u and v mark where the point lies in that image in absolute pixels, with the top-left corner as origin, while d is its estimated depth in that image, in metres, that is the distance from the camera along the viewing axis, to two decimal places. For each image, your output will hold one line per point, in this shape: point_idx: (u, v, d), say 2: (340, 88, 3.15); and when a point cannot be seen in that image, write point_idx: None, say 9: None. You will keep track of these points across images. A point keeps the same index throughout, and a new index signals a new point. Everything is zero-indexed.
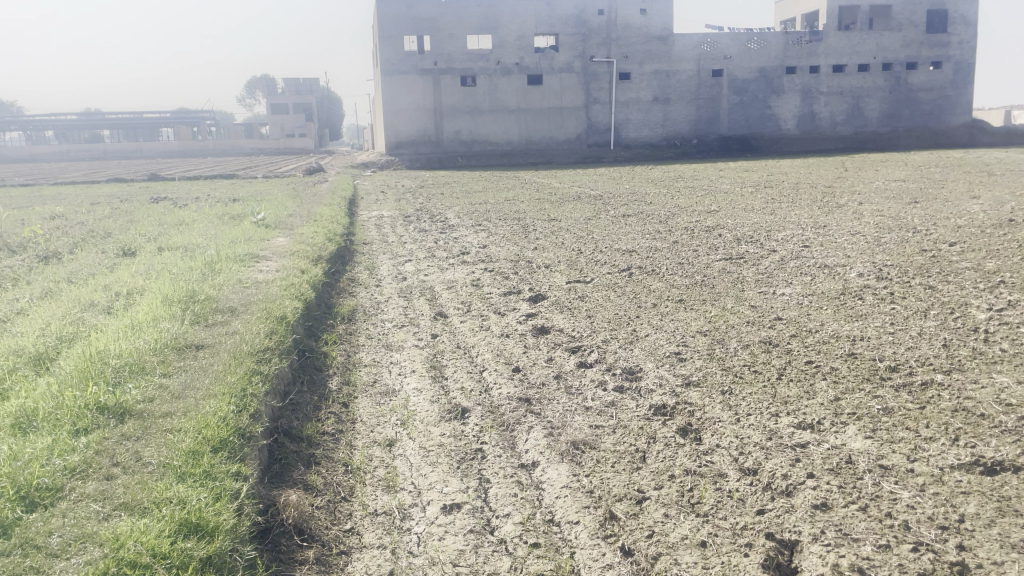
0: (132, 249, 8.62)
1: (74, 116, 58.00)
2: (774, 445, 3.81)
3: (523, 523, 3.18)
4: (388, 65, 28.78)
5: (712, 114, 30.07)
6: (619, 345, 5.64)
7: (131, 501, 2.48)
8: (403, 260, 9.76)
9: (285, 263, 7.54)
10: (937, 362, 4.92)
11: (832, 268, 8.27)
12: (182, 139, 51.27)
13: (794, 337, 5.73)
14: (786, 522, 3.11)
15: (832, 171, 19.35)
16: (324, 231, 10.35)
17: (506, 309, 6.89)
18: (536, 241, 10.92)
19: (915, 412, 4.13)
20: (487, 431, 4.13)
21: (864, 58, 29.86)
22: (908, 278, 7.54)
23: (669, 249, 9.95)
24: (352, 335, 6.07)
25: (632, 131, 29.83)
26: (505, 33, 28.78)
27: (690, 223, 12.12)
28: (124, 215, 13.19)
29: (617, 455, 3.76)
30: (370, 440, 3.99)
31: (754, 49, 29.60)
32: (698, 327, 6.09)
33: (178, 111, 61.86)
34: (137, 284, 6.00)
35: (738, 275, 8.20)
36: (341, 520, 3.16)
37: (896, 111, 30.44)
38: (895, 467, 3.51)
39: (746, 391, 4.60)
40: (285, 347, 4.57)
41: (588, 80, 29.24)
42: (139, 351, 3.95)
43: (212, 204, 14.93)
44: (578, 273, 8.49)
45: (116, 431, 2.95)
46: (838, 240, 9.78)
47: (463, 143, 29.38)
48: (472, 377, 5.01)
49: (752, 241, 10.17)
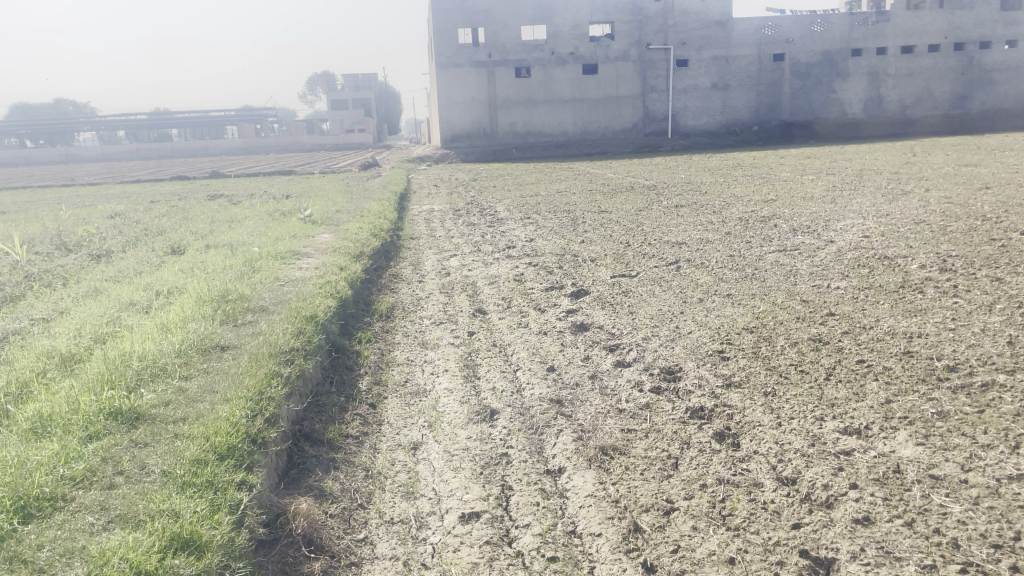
0: (181, 247, 8.74)
1: (143, 117, 59.80)
2: (816, 452, 3.59)
3: (542, 534, 3.05)
4: (442, 59, 28.82)
5: (773, 100, 29.28)
6: (660, 343, 5.45)
7: (127, 513, 2.50)
8: (449, 254, 9.70)
9: (325, 260, 7.53)
10: (1000, 361, 4.59)
11: (892, 259, 7.88)
12: (246, 137, 52.29)
13: (846, 333, 5.45)
14: (822, 537, 2.91)
15: (899, 157, 18.61)
16: (369, 226, 10.36)
17: (547, 305, 6.74)
18: (584, 233, 10.72)
19: (973, 416, 3.84)
20: (515, 434, 4.00)
21: (935, 39, 28.66)
22: (974, 269, 7.14)
23: (721, 240, 9.66)
24: (388, 333, 6.01)
25: (690, 119, 29.24)
26: (559, 23, 28.49)
27: (745, 213, 11.77)
28: (180, 213, 13.42)
29: (647, 461, 3.59)
30: (394, 443, 3.90)
31: (818, 31, 28.59)
32: (745, 324, 5.85)
33: (242, 110, 63.12)
34: (177, 283, 6.05)
35: (792, 268, 7.88)
36: (354, 529, 3.09)
37: (969, 93, 29.20)
38: (946, 477, 3.25)
39: (790, 392, 4.37)
40: (312, 347, 4.54)
41: (644, 68, 28.78)
42: (162, 352, 3.98)
43: (266, 201, 15.10)
44: (625, 267, 8.28)
45: (125, 438, 3.00)
46: (901, 230, 9.35)
47: (517, 135, 29.28)
48: (505, 377, 4.88)
49: (809, 231, 9.81)
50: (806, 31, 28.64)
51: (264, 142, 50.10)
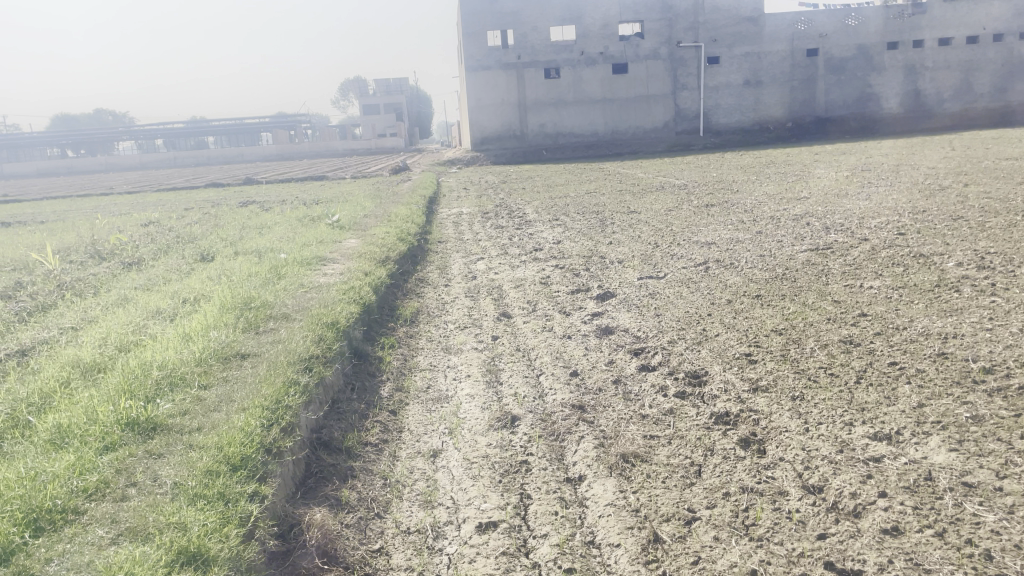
0: (210, 254, 8.83)
1: (179, 126, 60.84)
2: (845, 459, 3.48)
3: (560, 544, 3.00)
4: (471, 62, 28.84)
5: (808, 96, 28.87)
6: (686, 346, 5.35)
7: (136, 525, 2.52)
8: (475, 258, 9.68)
9: (350, 265, 7.56)
10: None
11: (928, 257, 7.69)
12: (280, 143, 52.89)
13: (879, 335, 5.31)
14: (849, 548, 2.81)
15: (937, 151, 18.23)
16: (396, 231, 10.38)
17: (572, 308, 6.68)
18: (612, 235, 10.63)
19: (1010, 421, 3.70)
20: (535, 441, 3.94)
21: (973, 30, 28.01)
22: (1013, 266, 6.94)
23: (752, 240, 9.51)
24: (412, 338, 5.99)
25: (722, 117, 28.93)
26: (589, 23, 28.36)
27: (777, 211, 11.60)
28: (213, 219, 13.60)
29: (669, 469, 3.52)
30: (414, 451, 3.87)
31: (852, 25, 28.11)
32: (774, 325, 5.73)
33: (276, 116, 63.89)
34: (203, 291, 6.10)
35: (823, 267, 7.73)
36: (370, 539, 3.07)
37: (1009, 84, 28.52)
38: (981, 485, 3.14)
39: (819, 396, 4.26)
40: (332, 354, 4.54)
41: (675, 67, 28.54)
42: (183, 361, 4.01)
43: (296, 207, 15.22)
44: (652, 268, 8.19)
45: (140, 449, 3.03)
46: (938, 226, 9.13)
47: (547, 136, 29.23)
48: (527, 382, 4.83)
49: (843, 229, 9.62)
50: (841, 24, 28.16)
51: (297, 148, 50.59)
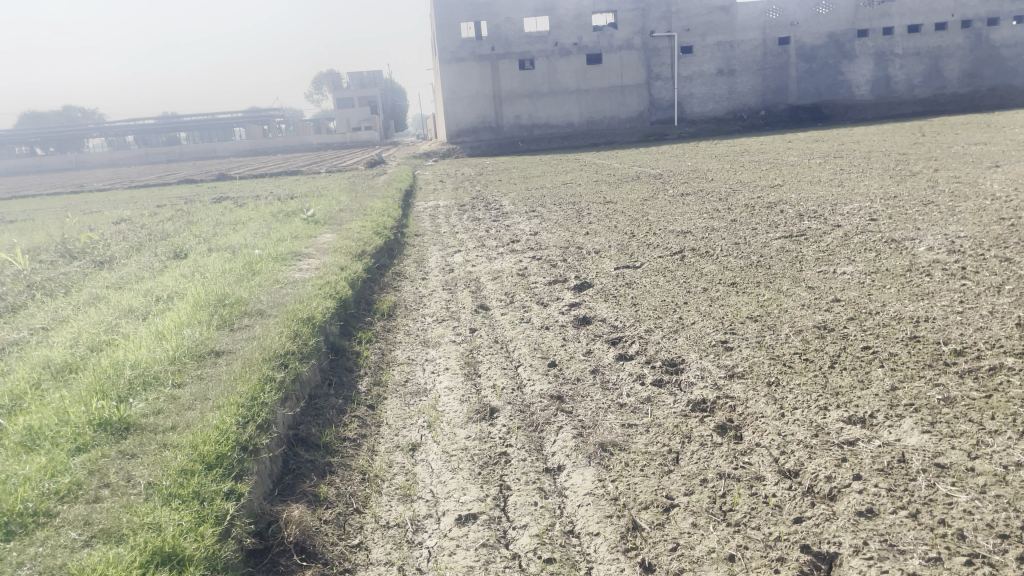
0: (184, 251, 8.74)
1: (150, 122, 60.09)
2: (820, 443, 3.52)
3: (540, 535, 3.01)
4: (445, 53, 28.66)
5: (780, 84, 29.08)
6: (663, 335, 5.38)
7: (110, 527, 2.50)
8: (453, 250, 9.66)
9: (326, 260, 7.51)
10: (1008, 344, 4.52)
11: (900, 242, 7.78)
12: (253, 138, 52.41)
13: (852, 320, 5.37)
14: (825, 531, 2.84)
15: (907, 138, 18.43)
16: (372, 225, 10.33)
17: (550, 299, 6.69)
18: (589, 225, 10.65)
19: (981, 402, 3.76)
20: (514, 433, 3.95)
21: (942, 17, 28.31)
22: (983, 250, 7.03)
23: (727, 228, 9.58)
24: (390, 332, 5.96)
25: (696, 106, 29.05)
26: (562, 13, 28.30)
27: (752, 199, 11.68)
28: (186, 216, 13.44)
29: (648, 457, 3.53)
30: (392, 445, 3.86)
31: (823, 14, 28.34)
32: (749, 312, 5.77)
33: (249, 111, 63.28)
34: (177, 288, 6.04)
35: (798, 254, 7.79)
36: (349, 535, 3.06)
37: (977, 70, 28.86)
38: (952, 466, 3.19)
39: (794, 382, 4.30)
40: (308, 350, 4.51)
41: (648, 57, 28.60)
42: (156, 359, 3.97)
43: (271, 202, 15.11)
44: (629, 258, 8.21)
45: (113, 449, 3.01)
46: (909, 211, 9.26)
47: (522, 128, 29.18)
48: (505, 374, 4.83)
49: (816, 216, 9.71)
50: (812, 13, 28.38)
51: (271, 143, 50.18)
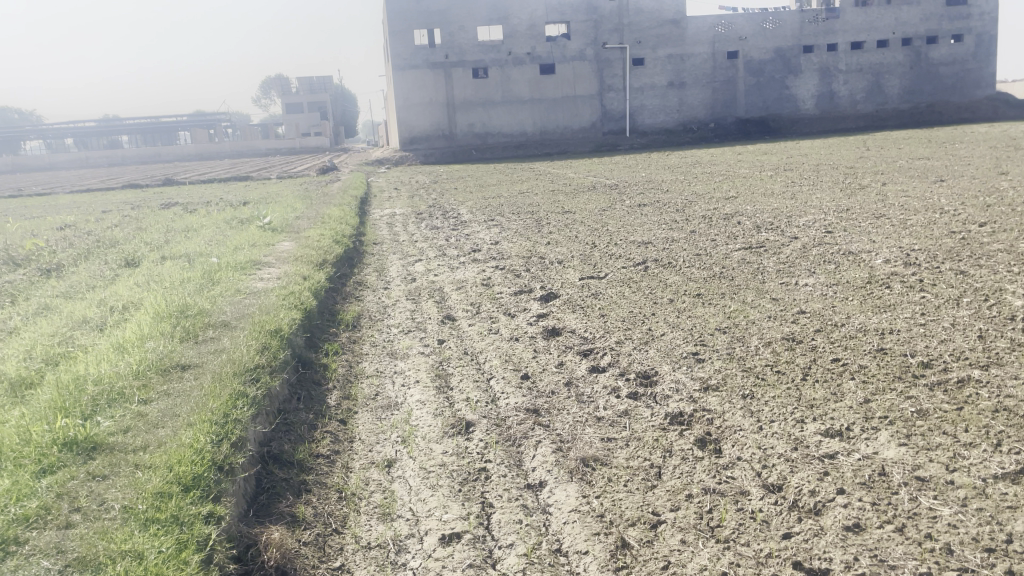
0: (136, 259, 8.47)
1: (91, 125, 58.42)
2: (800, 456, 3.53)
3: (527, 554, 2.95)
4: (399, 60, 28.44)
5: (729, 97, 29.61)
6: (634, 346, 5.36)
7: (85, 555, 2.38)
8: (413, 259, 9.55)
9: (286, 269, 7.35)
10: (972, 356, 4.62)
11: (857, 254, 7.93)
12: (200, 142, 51.39)
13: (819, 331, 5.43)
14: (814, 547, 2.83)
15: (853, 151, 18.89)
16: (330, 233, 10.16)
17: (517, 310, 6.64)
18: (549, 235, 10.63)
19: (953, 414, 3.82)
20: (492, 447, 3.87)
21: (883, 34, 29.26)
22: (938, 263, 7.20)
23: (687, 239, 9.65)
24: (355, 344, 5.84)
25: (648, 117, 29.43)
26: (516, 22, 28.39)
27: (708, 210, 11.81)
28: (134, 222, 13.04)
29: (630, 472, 3.49)
30: (367, 461, 3.75)
31: (769, 29, 29.00)
32: (717, 324, 5.80)
33: (196, 115, 62.07)
34: (134, 298, 5.83)
35: (759, 265, 7.89)
36: (330, 557, 2.96)
37: (917, 87, 29.84)
38: (932, 478, 3.22)
39: (768, 395, 4.30)
40: (277, 363, 4.38)
41: (601, 68, 28.84)
42: (120, 374, 3.82)
43: (222, 208, 14.77)
44: (592, 268, 8.20)
45: (81, 470, 2.87)
46: (862, 224, 9.46)
47: (476, 137, 29.07)
48: (478, 387, 4.75)
49: (773, 227, 9.87)
50: (759, 28, 29.02)
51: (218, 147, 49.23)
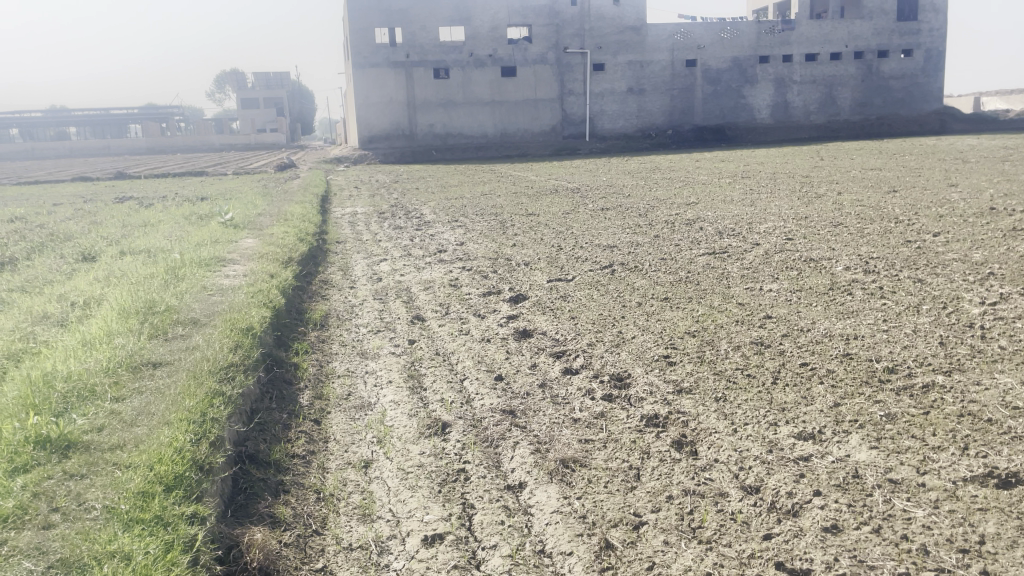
0: (93, 253, 8.26)
1: (37, 116, 56.77)
2: (776, 458, 3.58)
3: (512, 555, 2.94)
4: (359, 58, 28.11)
5: (687, 104, 29.96)
6: (606, 348, 5.38)
7: (69, 556, 2.39)
8: (378, 259, 9.46)
9: (252, 266, 7.25)
10: (935, 362, 4.75)
11: (818, 261, 8.09)
12: (152, 136, 50.27)
13: (786, 336, 5.51)
14: (795, 548, 2.89)
15: (808, 161, 19.28)
16: (294, 230, 10.04)
17: (486, 311, 6.62)
18: (514, 237, 10.64)
19: (920, 419, 3.92)
20: (470, 448, 3.85)
21: (836, 47, 29.98)
22: (896, 271, 7.38)
23: (651, 243, 9.75)
24: (324, 343, 5.77)
25: (607, 122, 29.66)
26: (478, 24, 28.38)
27: (671, 216, 11.93)
28: (87, 216, 12.71)
29: (610, 473, 3.51)
30: (343, 461, 3.71)
31: (727, 38, 29.46)
32: (686, 328, 5.85)
33: (148, 108, 60.72)
34: (96, 293, 5.71)
35: (723, 270, 8.00)
36: (312, 558, 2.92)
37: (868, 99, 30.58)
38: (905, 481, 3.29)
39: (741, 397, 4.35)
40: (250, 361, 4.33)
41: (562, 72, 28.99)
42: (90, 372, 3.82)
43: (179, 203, 14.49)
44: (559, 271, 8.22)
45: (58, 469, 2.89)
46: (821, 232, 9.66)
47: (436, 137, 28.81)
48: (452, 388, 4.71)
49: (735, 233, 10.02)
50: (717, 37, 29.49)
51: (170, 141, 48.24)
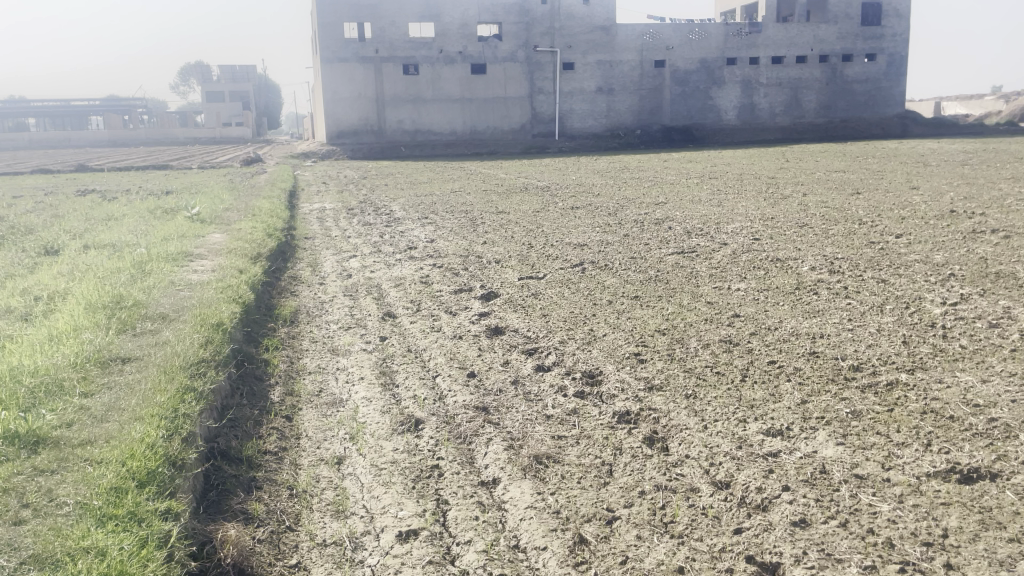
0: (56, 247, 8.09)
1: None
2: (745, 454, 3.63)
3: (486, 551, 2.96)
4: (328, 53, 27.83)
5: (655, 105, 30.16)
6: (577, 346, 5.41)
7: (41, 552, 2.36)
8: (347, 255, 9.41)
9: (220, 262, 7.16)
10: (899, 361, 4.85)
11: (784, 261, 8.21)
12: (114, 128, 49.34)
13: (754, 335, 5.58)
14: (765, 541, 2.94)
15: (773, 162, 19.55)
16: (262, 226, 9.94)
17: (458, 308, 6.61)
18: (484, 235, 10.62)
19: (885, 416, 4.00)
20: (443, 444, 3.86)
21: (802, 50, 30.43)
22: (860, 271, 7.52)
23: (620, 242, 9.82)
24: (295, 339, 5.73)
25: (576, 121, 29.75)
26: (448, 21, 28.29)
27: (640, 215, 12.00)
28: (48, 209, 12.43)
29: (583, 469, 3.54)
30: (317, 458, 3.69)
31: (694, 40, 29.74)
32: (657, 326, 5.90)
33: (111, 100, 59.59)
34: (60, 287, 5.61)
35: (692, 269, 8.08)
36: (286, 554, 2.92)
37: (832, 102, 31.06)
38: (870, 476, 3.37)
39: (711, 395, 4.40)
40: (222, 357, 4.30)
41: (532, 70, 29.03)
42: (57, 367, 3.77)
43: (144, 197, 14.21)
44: (530, 269, 8.25)
45: (27, 464, 2.85)
46: (787, 232, 9.80)
47: (405, 133, 28.66)
48: (425, 385, 4.71)
49: (703, 233, 10.12)
50: (685, 39, 29.77)
51: (133, 134, 47.46)
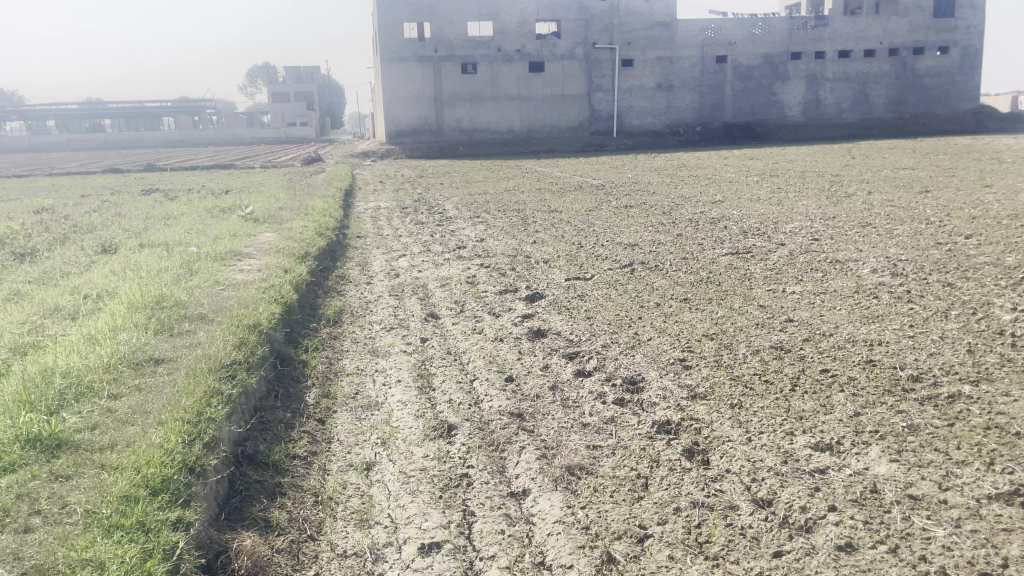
0: (113, 245, 8.28)
1: (74, 108, 57.58)
2: (790, 470, 3.43)
3: (509, 567, 2.85)
4: (388, 53, 28.06)
5: (716, 101, 29.56)
6: (620, 351, 5.25)
7: (43, 563, 2.37)
8: (397, 254, 9.40)
9: (267, 262, 7.21)
10: (962, 371, 4.56)
11: (844, 263, 7.87)
12: (183, 128, 50.73)
13: (807, 341, 5.34)
14: (806, 566, 2.77)
15: (838, 159, 18.94)
16: (313, 225, 10.00)
17: (501, 309, 6.51)
18: (535, 234, 10.49)
19: (944, 431, 3.75)
20: (475, 452, 3.76)
21: (871, 44, 29.44)
22: (925, 274, 7.16)
23: (673, 242, 9.56)
24: (336, 339, 5.71)
25: (635, 119, 29.35)
26: (506, 19, 28.20)
27: (694, 214, 11.72)
28: (113, 208, 12.77)
29: (616, 482, 3.40)
30: (346, 464, 3.63)
31: (757, 34, 29.09)
32: (705, 330, 5.69)
33: (181, 101, 61.28)
34: (110, 286, 5.72)
35: (746, 270, 7.81)
36: (303, 565, 2.86)
37: (902, 97, 29.99)
38: (926, 497, 3.14)
39: (757, 404, 4.19)
40: (254, 359, 4.29)
41: (590, 67, 28.72)
42: (90, 368, 3.81)
43: (205, 197, 14.52)
44: (578, 269, 8.09)
45: (45, 469, 2.88)
46: (849, 233, 9.41)
47: (463, 132, 28.74)
48: (461, 388, 4.62)
49: (760, 233, 9.81)
50: (747, 33, 29.13)
51: (202, 134, 48.73)
